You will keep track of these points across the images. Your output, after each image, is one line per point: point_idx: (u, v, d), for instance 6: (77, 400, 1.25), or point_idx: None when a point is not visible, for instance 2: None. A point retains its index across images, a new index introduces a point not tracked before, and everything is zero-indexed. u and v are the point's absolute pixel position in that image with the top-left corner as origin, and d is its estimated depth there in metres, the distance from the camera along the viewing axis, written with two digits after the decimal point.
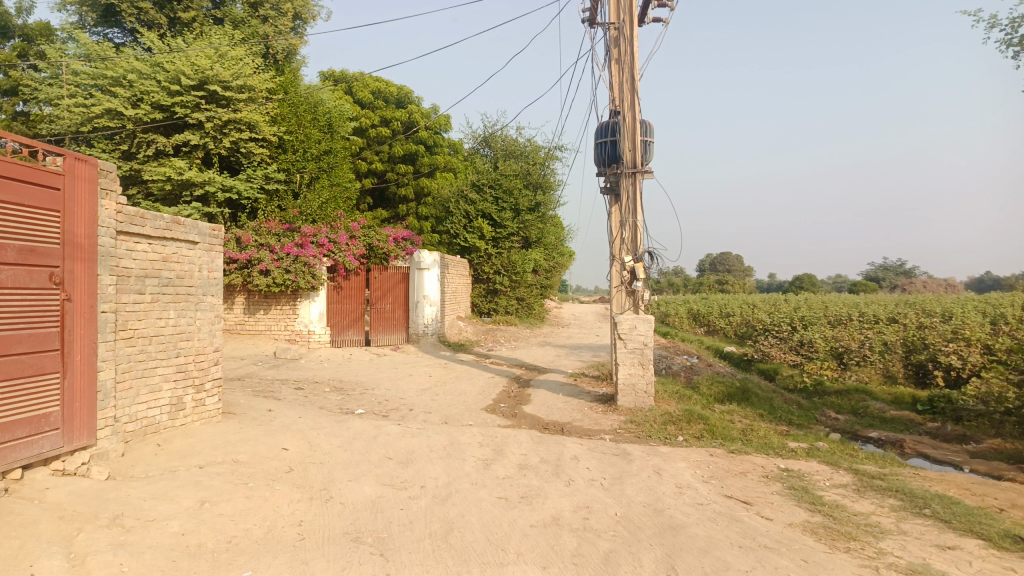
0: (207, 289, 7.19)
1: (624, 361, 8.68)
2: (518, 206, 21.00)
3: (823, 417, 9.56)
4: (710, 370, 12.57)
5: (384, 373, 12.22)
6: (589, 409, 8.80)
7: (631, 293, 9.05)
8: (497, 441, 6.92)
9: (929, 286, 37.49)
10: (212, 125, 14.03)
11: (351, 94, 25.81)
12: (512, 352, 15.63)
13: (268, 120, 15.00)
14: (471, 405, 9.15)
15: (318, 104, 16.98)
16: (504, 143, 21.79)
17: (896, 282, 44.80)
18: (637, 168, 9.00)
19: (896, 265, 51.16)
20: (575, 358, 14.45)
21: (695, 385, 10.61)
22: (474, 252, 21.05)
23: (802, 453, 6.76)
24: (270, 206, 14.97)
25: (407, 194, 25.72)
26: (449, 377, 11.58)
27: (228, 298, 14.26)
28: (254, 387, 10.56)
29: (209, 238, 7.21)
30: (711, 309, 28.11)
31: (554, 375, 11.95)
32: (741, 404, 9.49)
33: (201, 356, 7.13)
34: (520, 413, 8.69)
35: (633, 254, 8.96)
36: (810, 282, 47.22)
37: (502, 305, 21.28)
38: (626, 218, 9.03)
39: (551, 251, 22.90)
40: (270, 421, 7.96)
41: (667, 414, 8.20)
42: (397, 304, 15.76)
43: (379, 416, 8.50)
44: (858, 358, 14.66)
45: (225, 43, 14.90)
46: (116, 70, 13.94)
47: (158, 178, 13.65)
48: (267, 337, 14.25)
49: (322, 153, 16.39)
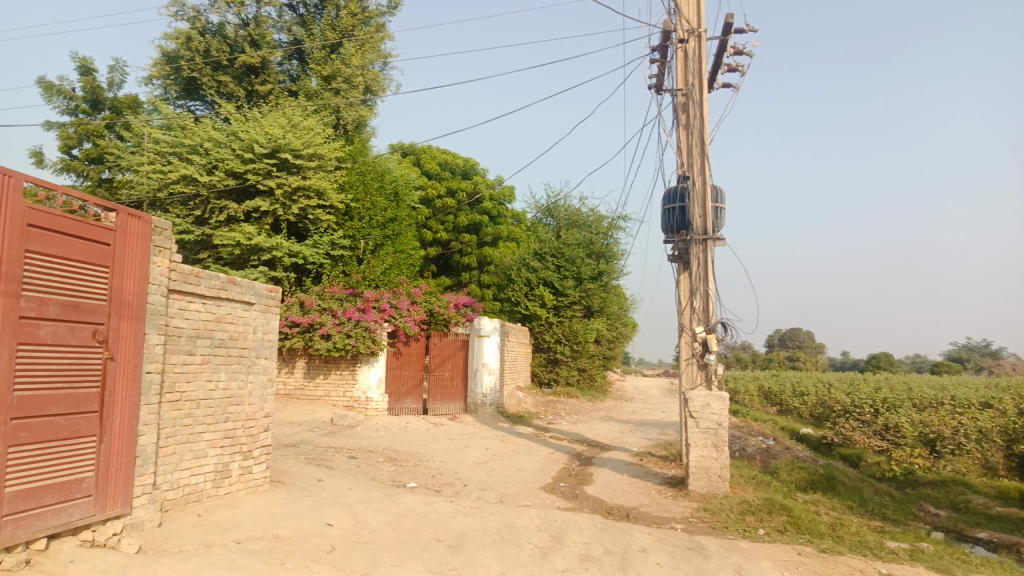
0: (261, 351, 6.99)
1: (696, 441, 8.01)
2: (580, 275, 20.67)
3: (921, 512, 8.56)
4: (790, 455, 11.60)
5: (440, 444, 11.75)
6: (657, 493, 8.11)
7: (704, 367, 8.42)
8: (557, 526, 6.34)
9: (1021, 370, 34.84)
10: (282, 192, 14.29)
11: (418, 165, 26.45)
12: (573, 426, 14.94)
13: (336, 188, 15.24)
14: (529, 484, 8.58)
15: (384, 173, 17.24)
16: (568, 212, 21.52)
17: (983, 364, 41.99)
18: (708, 235, 8.54)
19: (982, 346, 48.15)
20: (640, 435, 13.70)
21: (774, 471, 9.70)
22: (536, 320, 20.77)
23: (905, 556, 5.92)
24: (334, 271, 15.02)
25: (469, 262, 25.75)
26: (507, 452, 11.02)
27: (288, 362, 14.20)
28: (306, 455, 10.25)
29: (265, 299, 7.05)
30: (783, 387, 26.68)
31: (618, 453, 11.24)
32: (827, 495, 8.59)
33: (251, 421, 6.85)
34: (582, 494, 8.08)
35: (705, 326, 8.40)
36: (888, 361, 44.81)
37: (562, 376, 20.71)
38: (697, 287, 8.53)
39: (615, 321, 22.24)
40: (319, 493, 7.57)
41: (745, 502, 7.46)
42: (456, 372, 15.39)
43: (432, 492, 8.02)
44: (953, 447, 13.37)
45: (298, 115, 15.34)
46: (194, 138, 14.46)
47: (228, 243, 13.93)
48: (324, 403, 14.00)
49: (388, 220, 16.48)
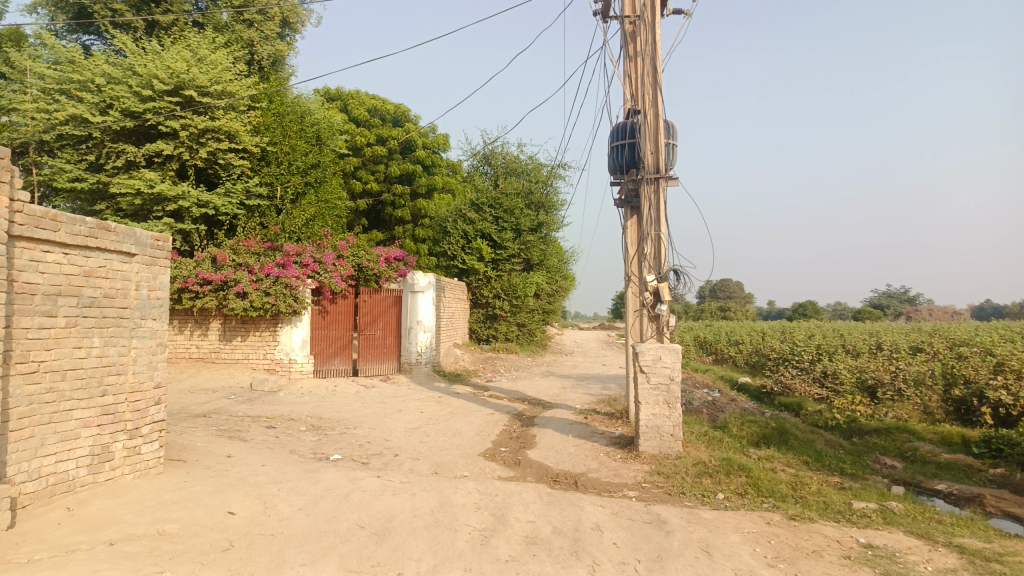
0: (146, 311, 5.92)
1: (646, 399, 7.39)
2: (519, 226, 19.86)
3: (877, 464, 8.21)
4: (738, 407, 11.20)
5: (369, 408, 10.87)
6: (606, 456, 7.48)
7: (654, 318, 7.76)
8: (498, 502, 5.60)
9: (937, 315, 36.19)
10: (187, 134, 12.87)
11: (347, 112, 24.87)
12: (513, 384, 14.26)
13: (250, 130, 13.86)
14: (466, 450, 7.83)
15: (304, 114, 15.91)
16: (506, 161, 20.52)
17: (902, 310, 43.54)
18: (660, 173, 7.82)
19: (901, 292, 49.87)
20: (583, 391, 13.14)
21: (724, 426, 9.21)
22: (473, 274, 19.91)
23: (879, 519, 5.44)
24: (250, 222, 13.77)
25: (402, 215, 24.55)
26: (443, 414, 10.22)
27: (202, 323, 12.99)
28: (218, 426, 9.23)
29: (150, 250, 5.97)
30: (719, 336, 26.79)
31: (561, 412, 10.60)
32: (781, 451, 8.13)
33: (138, 392, 5.83)
34: (524, 460, 7.37)
35: (656, 273, 7.74)
36: (814, 309, 46.01)
37: (501, 332, 20.00)
38: (647, 230, 7.82)
39: (555, 274, 21.61)
40: (225, 472, 6.63)
41: (700, 463, 6.88)
42: (388, 330, 14.42)
43: (357, 464, 7.17)
44: (893, 393, 13.29)
45: (205, 47, 13.81)
46: (82, 73, 12.80)
47: (126, 191, 12.47)
48: (243, 366, 12.92)
49: (309, 167, 15.23)
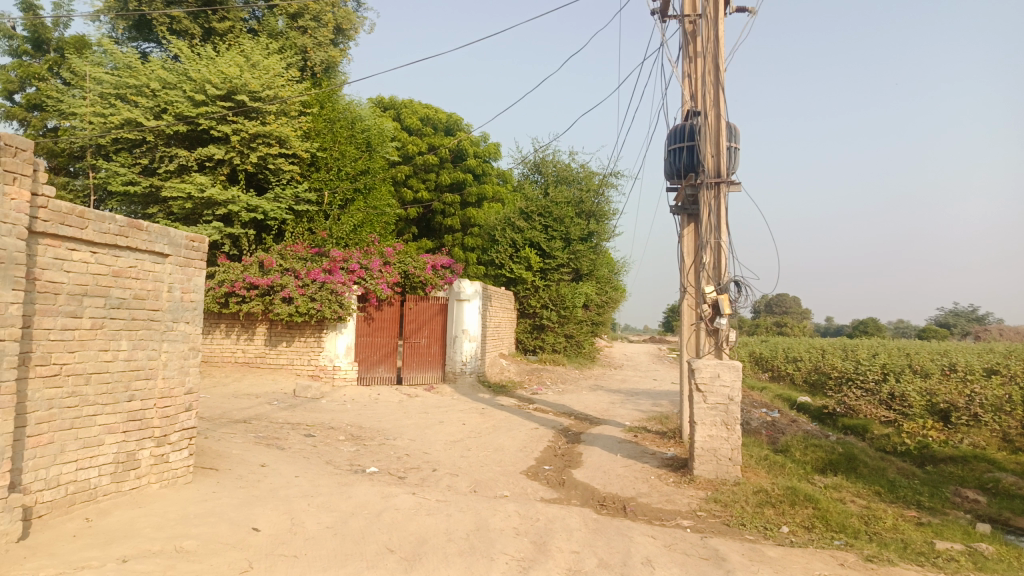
0: (179, 314, 5.70)
1: (702, 419, 6.88)
2: (568, 235, 19.43)
3: (958, 496, 7.49)
4: (799, 429, 10.50)
5: (411, 418, 10.58)
6: (657, 478, 6.98)
7: (712, 333, 7.22)
8: (539, 528, 5.18)
9: (1008, 335, 34.25)
10: (238, 139, 12.83)
11: (398, 120, 24.90)
12: (560, 397, 13.80)
13: (300, 135, 13.78)
14: (508, 467, 7.43)
15: (355, 121, 15.86)
16: (557, 169, 20.10)
17: (970, 330, 41.43)
18: (722, 178, 7.28)
19: (969, 312, 47.52)
20: (632, 407, 12.60)
21: (786, 450, 8.59)
22: (521, 283, 19.55)
23: (969, 563, 4.83)
24: (299, 227, 13.63)
25: (452, 223, 24.38)
26: (486, 428, 9.85)
27: (248, 328, 12.95)
28: (256, 434, 9.04)
29: (184, 251, 5.77)
30: (775, 353, 25.79)
31: (609, 428, 10.10)
32: (849, 479, 7.48)
33: (168, 399, 5.62)
34: (569, 481, 6.93)
35: (716, 285, 7.21)
36: (875, 327, 44.15)
37: (549, 342, 19.56)
38: (707, 238, 7.29)
39: (604, 285, 21.09)
40: (257, 483, 6.38)
41: (760, 490, 6.33)
42: (433, 338, 14.14)
43: (394, 479, 6.84)
44: (968, 418, 12.36)
45: (258, 53, 13.81)
46: (138, 78, 12.96)
47: (177, 195, 12.50)
48: (287, 372, 12.81)
49: (358, 172, 15.12)
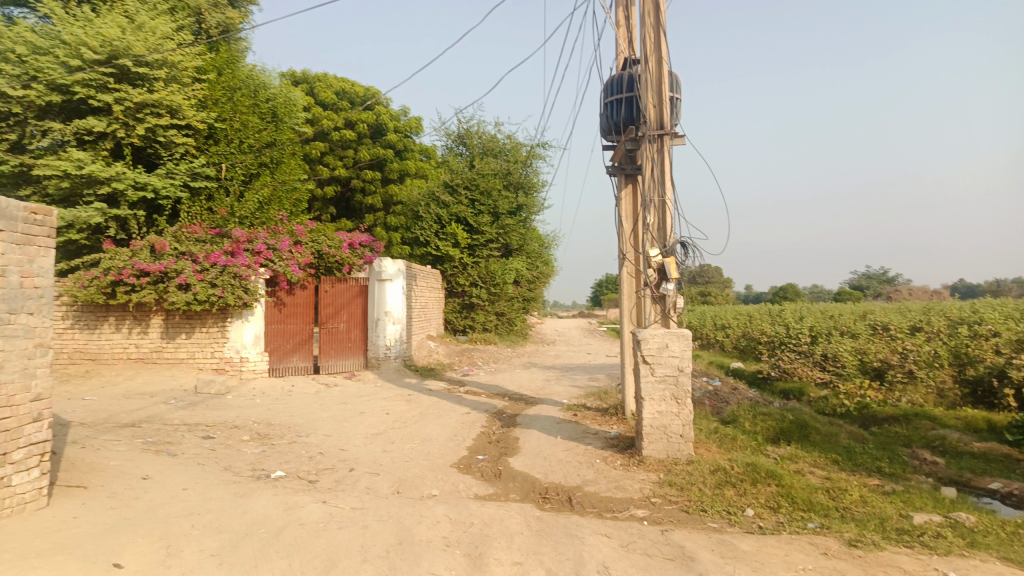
0: (18, 304, 4.60)
1: (650, 394, 6.22)
2: (495, 209, 18.61)
3: (915, 458, 7.12)
4: (744, 398, 10.06)
5: (329, 410, 9.60)
6: (603, 461, 6.29)
7: (659, 300, 6.53)
8: (474, 535, 4.38)
9: (916, 294, 35.62)
10: (122, 109, 11.37)
11: (311, 94, 23.38)
12: (493, 377, 13.03)
13: (195, 105, 12.39)
14: (436, 460, 6.60)
15: (257, 89, 14.54)
16: (481, 140, 19.14)
17: (882, 289, 43.06)
18: (665, 129, 6.61)
19: (879, 273, 49.33)
20: (569, 384, 11.95)
21: (733, 421, 8.07)
22: (447, 262, 18.62)
23: (958, 537, 4.32)
24: (196, 206, 12.37)
25: (373, 202, 23.15)
26: (413, 416, 8.98)
27: (142, 320, 11.62)
28: (146, 439, 7.91)
29: (21, 225, 4.65)
30: (705, 321, 25.80)
31: (546, 408, 9.40)
32: (803, 448, 7.00)
33: (6, 408, 4.50)
34: (506, 471, 6.16)
35: (661, 247, 6.53)
36: (794, 292, 45.30)
37: (479, 322, 18.75)
38: (650, 195, 6.59)
39: (534, 259, 20.40)
40: (133, 501, 5.34)
41: (717, 467, 5.72)
42: (353, 322, 13.05)
43: (302, 485, 5.90)
44: (903, 375, 12.28)
45: (143, 13, 12.29)
46: (1, 41, 11.14)
47: (52, 173, 10.97)
48: (188, 367, 11.58)
49: (262, 146, 13.87)
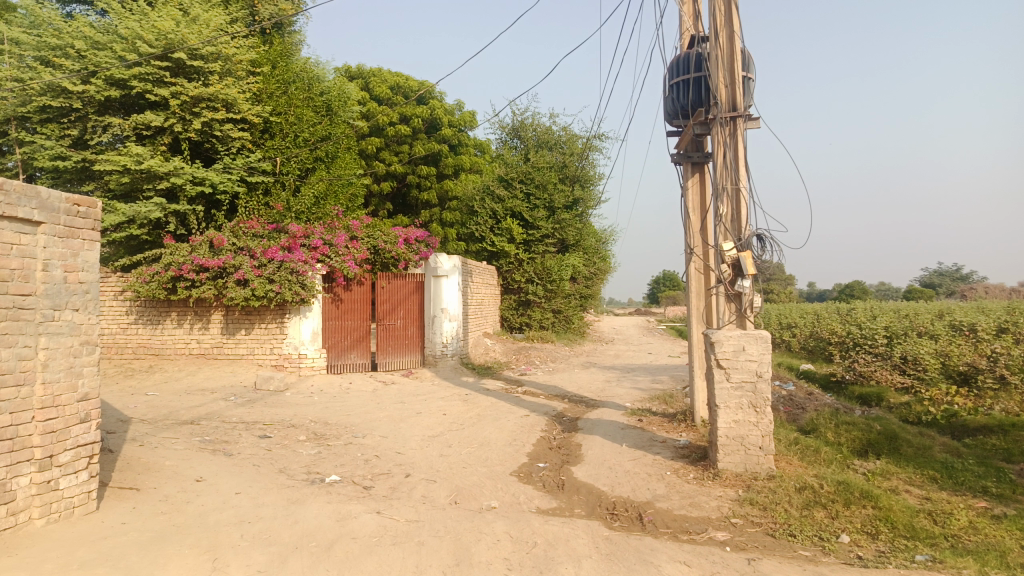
0: (62, 300, 4.46)
1: (725, 401, 5.73)
2: (552, 203, 18.22)
3: (1022, 475, 6.43)
4: (820, 404, 9.41)
5: (384, 410, 9.38)
6: (674, 474, 5.83)
7: (735, 297, 5.99)
8: (539, 557, 4.01)
9: (994, 292, 33.71)
10: (178, 103, 11.44)
11: (367, 90, 23.41)
12: (550, 377, 12.66)
13: (250, 98, 12.38)
14: (495, 468, 6.25)
15: (312, 82, 14.52)
16: (537, 133, 18.72)
17: (958, 287, 40.87)
18: (738, 111, 6.05)
19: (954, 270, 46.86)
20: (630, 385, 11.47)
21: (813, 430, 7.48)
22: (503, 258, 18.32)
23: None
24: (253, 200, 12.34)
25: (429, 198, 23.03)
26: (470, 418, 8.67)
27: (203, 315, 11.67)
28: (203, 437, 7.80)
29: (64, 217, 4.50)
30: (770, 319, 24.83)
31: (609, 412, 8.95)
32: (895, 463, 6.39)
33: (52, 409, 4.34)
34: (569, 482, 5.77)
35: (735, 241, 5.95)
36: (862, 290, 43.43)
37: (536, 319, 18.37)
38: (723, 184, 6.07)
39: (592, 255, 19.92)
40: (184, 506, 5.15)
41: (804, 485, 5.19)
42: (410, 319, 12.84)
43: (356, 492, 5.63)
44: (994, 381, 11.37)
45: (198, 6, 12.36)
46: (61, 38, 11.54)
47: (112, 169, 11.13)
48: (247, 363, 11.56)
49: (318, 140, 13.82)
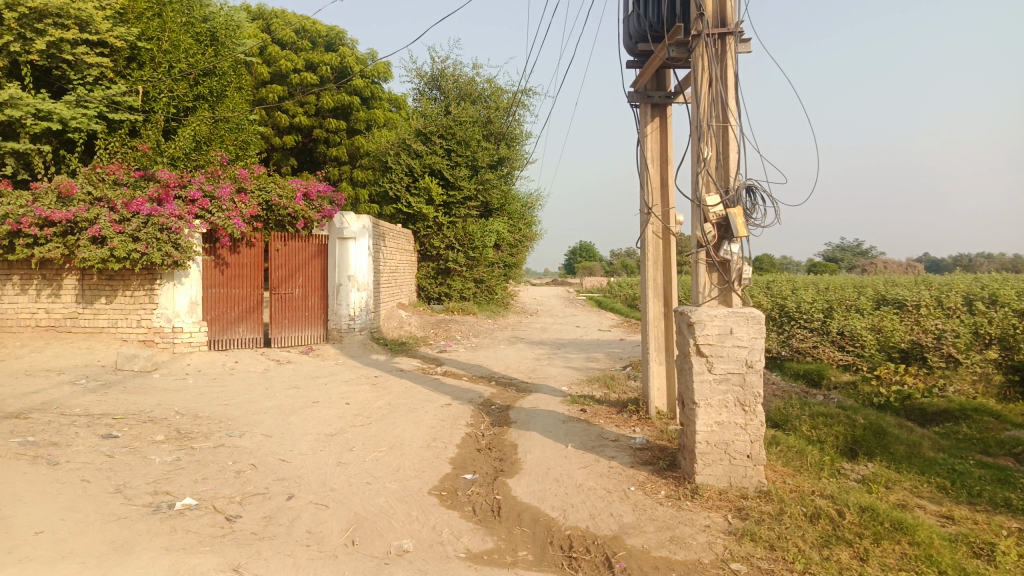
0: None
1: (706, 397, 4.47)
2: (475, 161, 16.67)
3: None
4: (777, 386, 8.41)
5: (273, 397, 7.72)
6: (641, 491, 4.54)
7: (720, 265, 4.70)
8: None
9: (893, 267, 34.69)
10: (14, 16, 9.12)
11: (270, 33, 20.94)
12: (473, 354, 11.26)
13: (111, 17, 10.21)
14: (408, 483, 4.81)
15: (193, 5, 12.36)
16: (459, 84, 17.13)
17: (862, 260, 42.10)
18: (729, 28, 4.75)
19: (855, 246, 48.28)
20: (562, 364, 10.21)
21: (784, 422, 6.38)
22: (420, 220, 16.66)
23: None
24: (114, 140, 10.23)
25: (338, 154, 21.00)
26: (380, 408, 7.15)
27: (53, 279, 9.60)
28: (25, 438, 5.93)
29: None
30: None
31: (544, 398, 7.64)
32: (891, 466, 5.35)
33: None
34: (506, 505, 4.38)
35: (721, 194, 4.67)
36: (770, 262, 43.99)
37: (456, 288, 16.90)
38: (707, 120, 4.73)
39: (516, 220, 18.58)
40: None
41: (815, 509, 4.00)
42: (311, 287, 11.09)
43: (215, 527, 4.06)
44: (940, 359, 10.69)
45: None
46: None
47: None
48: (109, 338, 9.61)
49: (200, 75, 11.80)
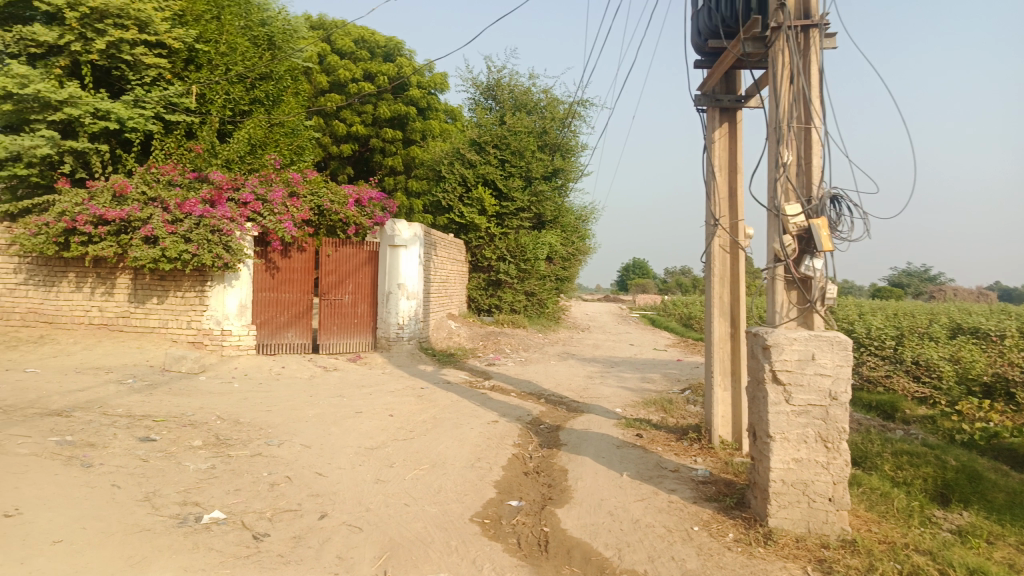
0: None
1: (783, 430, 3.99)
2: (529, 172, 16.38)
3: None
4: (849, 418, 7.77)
5: (315, 406, 7.49)
6: (706, 532, 4.06)
7: (800, 282, 4.22)
8: None
9: (964, 294, 32.98)
10: (76, 16, 9.24)
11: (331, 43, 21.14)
12: (521, 368, 10.89)
13: (170, 19, 10.25)
14: (449, 507, 4.44)
15: (253, 11, 12.44)
16: (514, 94, 16.81)
17: (930, 286, 40.23)
18: (814, 19, 4.28)
19: (923, 272, 46.23)
20: (615, 383, 9.74)
21: (863, 459, 5.80)
22: (472, 231, 16.42)
23: None
24: (170, 141, 10.25)
25: (394, 164, 21.02)
26: (423, 422, 6.83)
27: (107, 277, 9.64)
28: (63, 437, 5.79)
29: None
30: None
31: (597, 420, 7.20)
32: (990, 517, 4.73)
33: None
34: (554, 540, 3.96)
35: (803, 204, 4.21)
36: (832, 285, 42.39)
37: (506, 301, 16.58)
38: (787, 122, 4.27)
39: (570, 233, 18.19)
40: None
41: (912, 568, 3.48)
42: (360, 294, 10.91)
43: (241, 546, 3.76)
44: None
45: None
46: None
47: None
48: (159, 338, 9.58)
49: (257, 79, 11.84)
